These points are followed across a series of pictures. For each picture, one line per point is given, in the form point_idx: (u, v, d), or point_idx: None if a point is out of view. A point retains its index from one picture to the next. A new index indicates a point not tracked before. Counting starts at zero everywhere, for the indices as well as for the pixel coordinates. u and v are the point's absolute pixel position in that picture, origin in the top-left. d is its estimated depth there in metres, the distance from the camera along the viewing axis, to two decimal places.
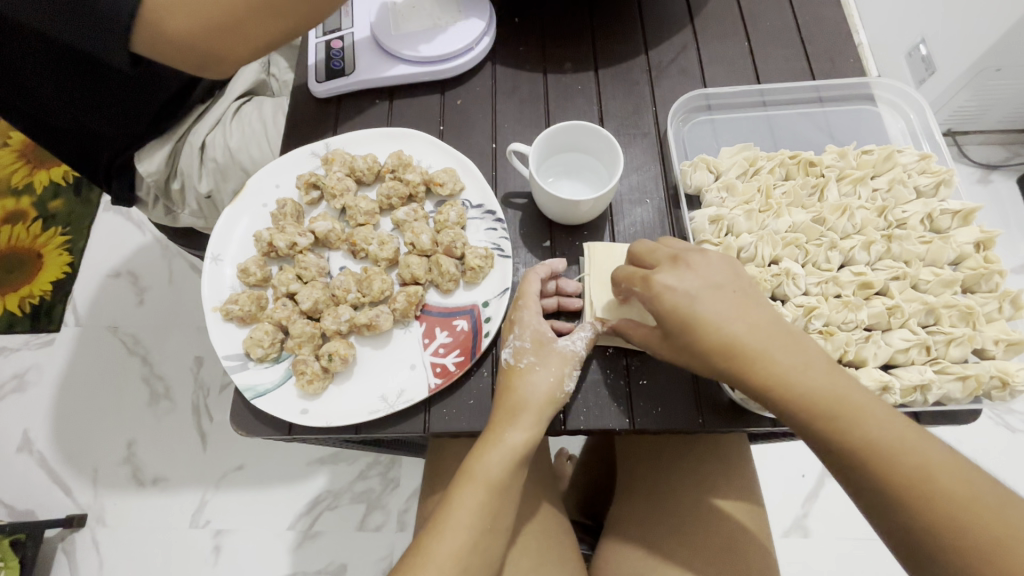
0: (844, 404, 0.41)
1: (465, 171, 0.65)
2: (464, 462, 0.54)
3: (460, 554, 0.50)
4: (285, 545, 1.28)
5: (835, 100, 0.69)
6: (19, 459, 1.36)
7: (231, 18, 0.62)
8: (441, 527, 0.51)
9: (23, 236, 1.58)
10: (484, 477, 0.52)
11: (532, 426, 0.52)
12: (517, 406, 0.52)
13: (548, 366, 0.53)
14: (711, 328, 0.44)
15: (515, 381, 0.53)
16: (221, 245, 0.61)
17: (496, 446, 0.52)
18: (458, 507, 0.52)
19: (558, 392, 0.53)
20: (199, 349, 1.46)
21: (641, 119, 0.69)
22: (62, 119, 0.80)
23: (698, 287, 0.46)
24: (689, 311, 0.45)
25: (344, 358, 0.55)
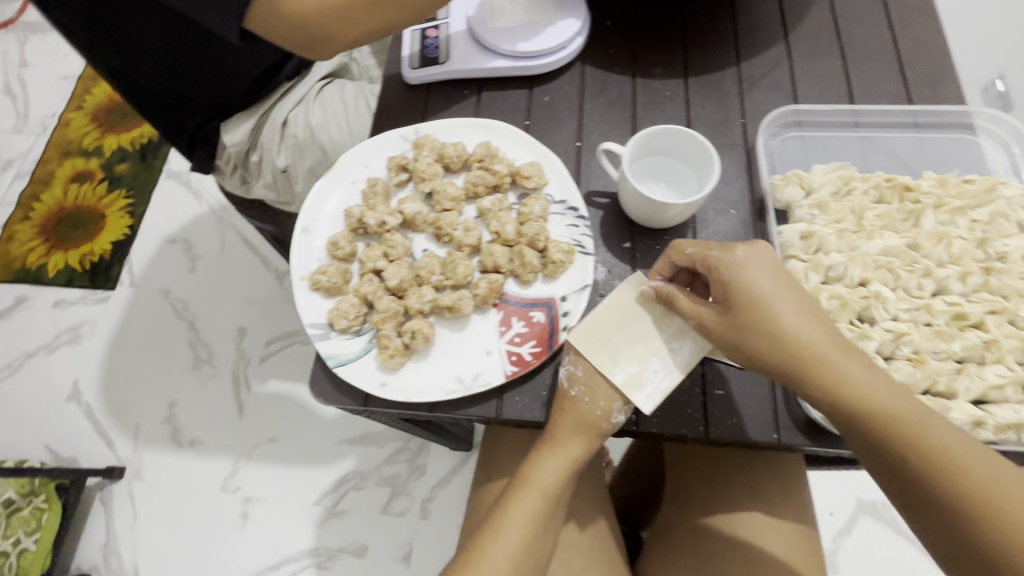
0: (902, 408, 0.44)
1: (550, 166, 0.65)
2: (520, 469, 0.56)
3: (520, 551, 0.51)
4: (310, 520, 1.31)
5: (933, 127, 0.67)
6: (67, 407, 1.42)
7: (343, 6, 0.65)
8: (499, 525, 0.52)
9: (89, 195, 1.65)
10: (540, 484, 0.54)
11: (581, 443, 0.54)
12: (564, 430, 0.53)
13: (596, 398, 0.52)
14: (777, 324, 0.47)
15: (565, 406, 0.53)
16: (311, 218, 0.63)
17: (552, 458, 0.54)
18: (521, 502, 0.53)
19: (605, 423, 0.53)
20: (245, 320, 1.51)
21: (729, 130, 0.69)
22: (152, 83, 0.81)
23: (767, 279, 0.48)
24: (761, 300, 0.47)
25: (426, 337, 0.56)
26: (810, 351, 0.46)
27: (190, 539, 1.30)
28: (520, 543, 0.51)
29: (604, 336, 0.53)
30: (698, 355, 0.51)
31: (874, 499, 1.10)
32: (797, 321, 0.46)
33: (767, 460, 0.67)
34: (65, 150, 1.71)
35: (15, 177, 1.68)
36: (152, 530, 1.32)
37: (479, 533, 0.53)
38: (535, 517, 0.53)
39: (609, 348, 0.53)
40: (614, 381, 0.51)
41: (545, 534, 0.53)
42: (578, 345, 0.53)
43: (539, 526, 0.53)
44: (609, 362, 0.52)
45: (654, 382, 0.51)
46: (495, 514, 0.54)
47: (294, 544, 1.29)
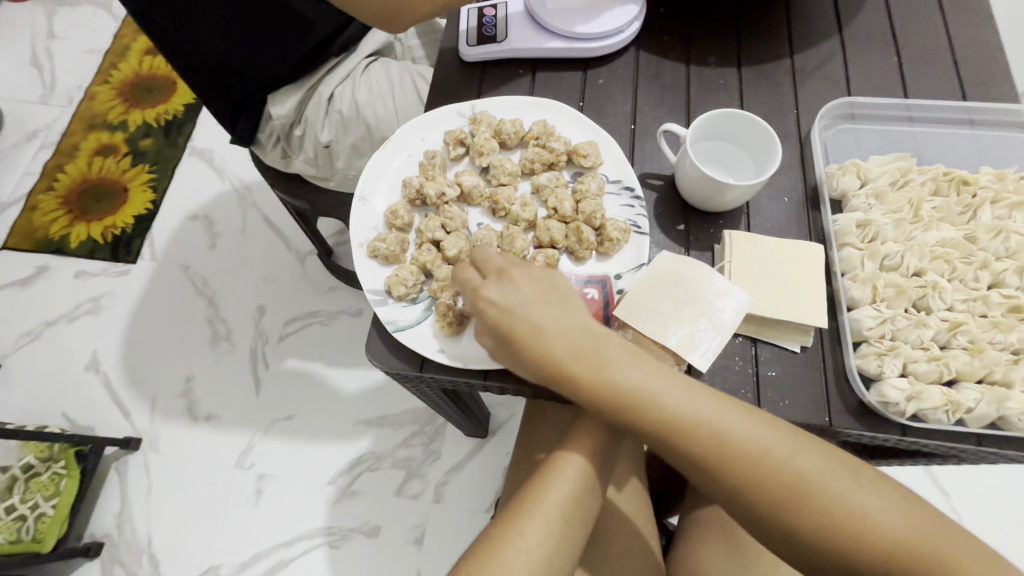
0: (713, 428, 0.45)
1: (606, 146, 0.66)
2: (569, 428, 0.57)
3: (571, 501, 0.52)
4: (323, 498, 1.32)
5: (987, 125, 0.68)
6: (85, 376, 1.43)
7: None
8: (550, 477, 0.53)
9: (113, 169, 1.66)
10: (587, 439, 0.55)
11: None
12: None
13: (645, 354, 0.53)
14: (578, 365, 0.48)
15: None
16: (369, 187, 0.64)
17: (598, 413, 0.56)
18: (570, 455, 0.54)
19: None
20: (264, 298, 1.51)
21: (783, 120, 0.69)
22: (203, 53, 0.79)
23: (553, 312, 0.50)
24: (554, 346, 0.49)
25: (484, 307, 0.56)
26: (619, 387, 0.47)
27: (203, 513, 1.31)
28: (571, 494, 0.52)
29: (646, 305, 0.54)
30: (743, 310, 0.52)
31: None
32: (593, 357, 0.48)
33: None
34: (90, 123, 1.72)
35: (40, 147, 1.69)
36: (166, 501, 1.32)
37: (528, 486, 0.54)
38: (583, 472, 0.54)
39: (657, 314, 0.53)
40: (670, 346, 0.52)
41: (594, 489, 0.54)
42: (624, 318, 0.53)
43: (589, 480, 0.54)
44: (658, 327, 0.53)
45: (707, 339, 0.52)
46: (546, 467, 0.55)
47: (307, 522, 1.30)
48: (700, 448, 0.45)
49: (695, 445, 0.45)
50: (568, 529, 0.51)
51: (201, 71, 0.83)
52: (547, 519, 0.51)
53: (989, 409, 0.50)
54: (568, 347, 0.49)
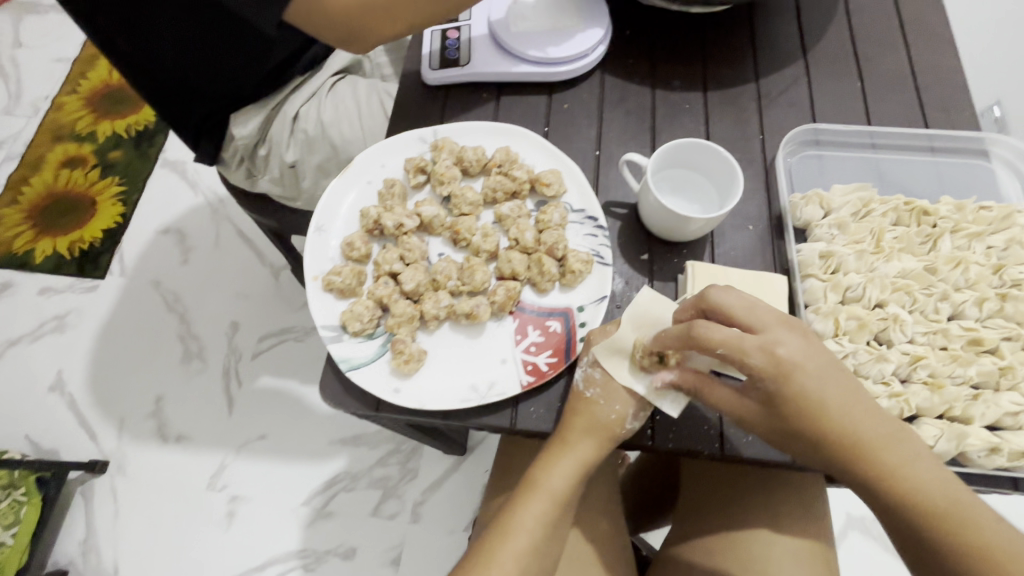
0: (952, 501, 0.44)
1: (570, 174, 0.65)
2: (529, 472, 0.56)
3: (530, 553, 0.52)
4: (296, 519, 1.28)
5: (948, 151, 0.68)
6: (49, 398, 1.38)
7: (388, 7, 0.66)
8: (509, 528, 0.53)
9: (81, 182, 1.61)
10: (549, 488, 0.54)
11: (595, 449, 0.53)
12: (580, 435, 0.53)
13: (611, 401, 0.53)
14: (824, 417, 0.46)
15: (579, 407, 0.53)
16: (326, 217, 0.62)
17: (562, 461, 0.54)
18: (529, 506, 0.54)
19: (618, 428, 0.53)
20: (237, 314, 1.47)
21: (749, 146, 0.68)
22: (161, 72, 0.76)
23: (820, 371, 0.47)
24: (811, 394, 0.46)
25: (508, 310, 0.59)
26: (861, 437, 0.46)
27: (172, 538, 1.27)
28: (530, 546, 0.52)
29: (618, 346, 0.54)
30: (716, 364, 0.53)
31: (862, 514, 1.08)
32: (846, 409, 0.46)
33: (785, 482, 0.66)
34: (56, 135, 1.67)
35: (4, 160, 1.64)
36: (133, 525, 1.28)
37: (489, 535, 0.53)
38: (545, 520, 0.53)
39: (627, 357, 0.54)
40: (638, 391, 0.53)
41: (554, 537, 0.54)
42: (599, 360, 0.54)
43: (549, 530, 0.54)
44: (627, 370, 0.54)
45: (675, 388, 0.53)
46: (506, 516, 0.54)
47: (278, 547, 1.26)
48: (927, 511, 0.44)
49: (923, 505, 0.44)
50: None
51: (159, 87, 0.79)
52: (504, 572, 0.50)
53: (949, 446, 0.50)
54: (824, 399, 0.46)
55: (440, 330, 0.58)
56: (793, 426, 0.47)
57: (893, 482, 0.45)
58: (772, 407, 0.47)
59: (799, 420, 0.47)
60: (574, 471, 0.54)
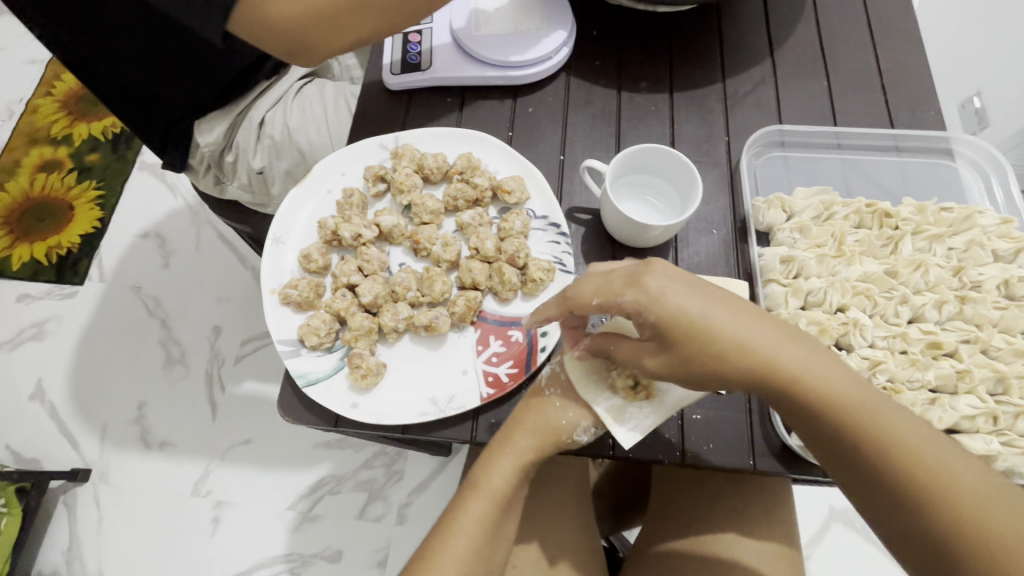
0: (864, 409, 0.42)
1: (533, 180, 0.64)
2: (472, 473, 0.53)
3: (468, 558, 0.49)
4: (283, 525, 1.14)
5: (912, 151, 0.68)
6: (30, 408, 1.24)
7: (335, 12, 0.63)
8: (448, 531, 0.49)
9: (57, 186, 1.45)
10: (489, 488, 0.51)
11: (537, 446, 0.51)
12: (523, 431, 0.51)
13: (567, 407, 0.51)
14: (717, 340, 0.43)
15: (533, 402, 0.52)
16: (283, 228, 0.61)
17: (502, 459, 0.51)
18: (469, 508, 0.50)
19: (566, 436, 0.51)
20: (221, 318, 1.32)
21: (714, 148, 0.68)
22: (122, 77, 0.72)
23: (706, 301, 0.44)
24: (700, 323, 0.43)
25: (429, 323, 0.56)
26: (764, 354, 0.43)
27: (158, 556, 1.13)
28: (469, 550, 0.49)
29: (594, 366, 0.52)
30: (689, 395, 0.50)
31: (845, 506, 1.07)
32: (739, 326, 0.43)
33: (756, 486, 0.66)
34: (30, 138, 1.50)
35: None
36: (117, 537, 1.14)
37: (428, 539, 0.50)
38: (484, 522, 0.50)
39: (599, 378, 0.51)
40: (599, 410, 0.50)
41: (496, 543, 0.51)
42: (570, 371, 0.52)
43: (489, 534, 0.50)
44: (593, 389, 0.51)
45: (637, 416, 0.50)
46: (446, 520, 0.51)
47: (266, 549, 1.12)
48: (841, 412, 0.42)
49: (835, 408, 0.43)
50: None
51: (125, 92, 0.76)
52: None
53: None
54: (715, 320, 0.44)
55: (400, 342, 0.58)
56: (694, 355, 0.44)
57: (804, 391, 0.43)
58: (662, 340, 0.44)
59: (694, 348, 0.43)
60: (514, 468, 0.51)
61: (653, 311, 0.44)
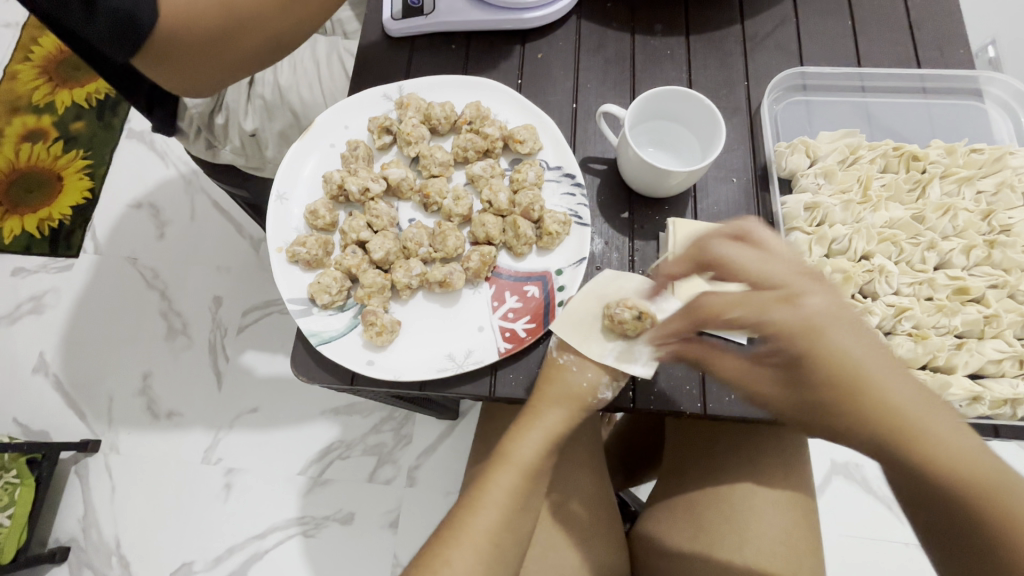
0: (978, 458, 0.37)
1: (545, 130, 0.61)
2: (498, 445, 0.52)
3: (499, 529, 0.47)
4: (294, 490, 1.15)
5: (940, 93, 0.65)
6: (34, 380, 1.23)
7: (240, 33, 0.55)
8: (477, 501, 0.48)
9: (44, 156, 1.39)
10: (518, 459, 0.50)
11: (563, 415, 0.51)
12: (547, 399, 0.51)
13: (585, 369, 0.51)
14: (851, 370, 0.38)
15: (551, 372, 0.51)
16: (287, 184, 0.59)
17: (529, 431, 0.51)
18: (499, 478, 0.49)
19: (589, 398, 0.51)
20: (221, 288, 1.30)
21: (733, 92, 0.65)
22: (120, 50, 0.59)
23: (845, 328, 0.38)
24: (832, 348, 0.38)
25: (444, 282, 0.54)
26: (916, 415, 0.37)
27: (173, 521, 1.14)
28: (500, 520, 0.47)
29: (585, 323, 0.52)
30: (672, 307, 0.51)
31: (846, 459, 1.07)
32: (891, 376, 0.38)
33: (771, 437, 0.66)
34: (11, 107, 1.43)
35: None
36: (130, 505, 1.16)
37: (456, 509, 0.49)
38: (515, 490, 0.48)
39: (597, 329, 0.52)
40: (608, 363, 0.50)
41: (526, 510, 0.49)
42: (562, 338, 0.52)
43: (520, 504, 0.49)
44: (596, 344, 0.51)
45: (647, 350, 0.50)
46: (473, 490, 0.49)
47: (279, 513, 1.14)
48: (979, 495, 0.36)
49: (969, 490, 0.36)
50: (497, 554, 0.46)
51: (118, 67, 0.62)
52: (476, 546, 0.45)
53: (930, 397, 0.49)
54: (864, 363, 0.38)
55: (413, 300, 0.56)
56: (821, 397, 0.39)
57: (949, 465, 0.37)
58: (793, 375, 0.39)
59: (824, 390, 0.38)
60: (543, 440, 0.50)
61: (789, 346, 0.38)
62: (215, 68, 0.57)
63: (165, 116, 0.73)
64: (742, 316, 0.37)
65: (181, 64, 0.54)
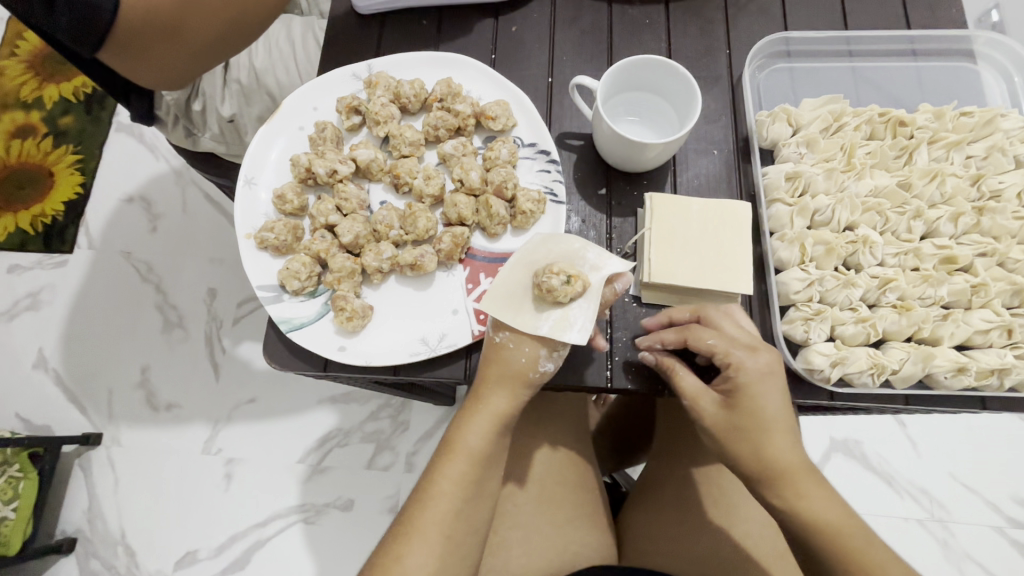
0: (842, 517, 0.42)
1: (519, 106, 0.59)
2: (447, 433, 0.50)
3: (448, 519, 0.46)
4: (293, 478, 1.16)
5: (930, 54, 0.62)
6: (35, 376, 1.23)
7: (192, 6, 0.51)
8: (427, 491, 0.47)
9: (33, 152, 1.36)
10: (466, 448, 0.48)
11: (507, 399, 0.49)
12: (490, 384, 0.49)
13: (521, 345, 0.48)
14: (761, 414, 0.43)
15: (491, 355, 0.49)
16: (255, 168, 0.57)
17: (475, 417, 0.48)
18: (447, 468, 0.48)
19: (532, 373, 0.48)
20: (214, 280, 1.29)
21: (714, 62, 0.62)
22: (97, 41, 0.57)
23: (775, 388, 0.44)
24: (756, 394, 0.43)
25: (414, 265, 0.53)
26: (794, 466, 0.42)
27: (176, 511, 1.15)
28: (450, 510, 0.46)
29: (515, 296, 0.49)
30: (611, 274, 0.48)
31: (845, 436, 1.01)
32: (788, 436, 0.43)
33: None
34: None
35: None
36: (134, 496, 1.17)
37: (410, 499, 0.48)
38: (463, 480, 0.47)
39: (527, 301, 0.48)
40: (544, 333, 0.47)
41: (481, 496, 0.49)
42: (494, 315, 0.48)
43: (470, 492, 0.48)
44: (529, 316, 0.48)
45: (582, 315, 0.47)
46: (424, 480, 0.48)
47: (280, 502, 1.14)
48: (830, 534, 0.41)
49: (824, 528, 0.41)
50: (450, 546, 0.46)
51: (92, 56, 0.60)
52: (435, 536, 0.46)
53: (914, 368, 0.48)
54: (772, 416, 0.43)
55: (386, 284, 0.55)
56: (744, 424, 0.43)
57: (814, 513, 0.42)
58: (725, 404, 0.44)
59: (754, 422, 0.43)
60: (490, 426, 0.48)
61: (746, 373, 0.44)
62: (181, 56, 0.55)
63: (141, 106, 0.71)
64: (717, 344, 0.46)
65: (146, 57, 0.53)
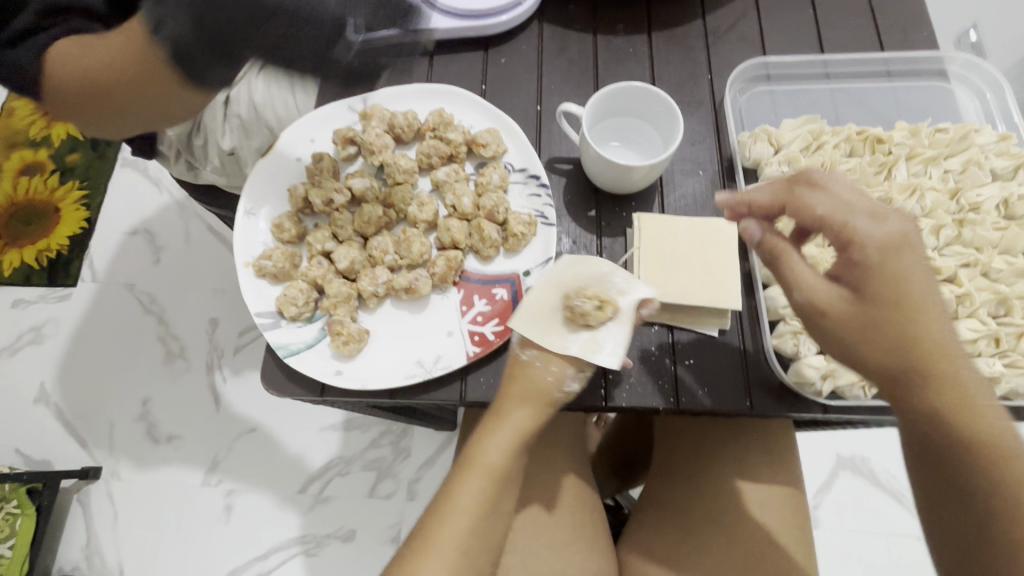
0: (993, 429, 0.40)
1: (509, 133, 0.61)
2: (466, 447, 0.50)
3: (465, 540, 0.46)
4: (295, 509, 1.14)
5: (904, 75, 0.65)
6: (36, 411, 1.23)
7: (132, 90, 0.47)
8: (442, 512, 0.46)
9: (40, 189, 1.38)
10: (486, 462, 0.48)
11: (531, 413, 0.49)
12: (514, 398, 0.49)
13: (547, 364, 0.49)
14: (906, 295, 0.40)
15: (516, 370, 0.50)
16: (254, 199, 0.59)
17: (498, 432, 0.48)
18: (468, 483, 0.47)
19: (557, 391, 0.49)
20: (217, 310, 1.30)
21: (696, 87, 0.65)
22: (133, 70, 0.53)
23: (914, 261, 0.40)
24: (896, 277, 0.40)
25: (410, 289, 0.54)
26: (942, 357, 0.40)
27: (176, 545, 1.14)
28: (467, 530, 0.46)
29: (547, 315, 0.50)
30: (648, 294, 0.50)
31: (852, 453, 1.01)
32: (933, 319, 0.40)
33: (757, 430, 0.65)
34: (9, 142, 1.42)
35: None
36: (133, 531, 1.15)
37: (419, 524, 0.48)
38: (483, 503, 0.47)
39: (559, 322, 0.50)
40: (573, 354, 0.48)
41: (490, 525, 0.49)
42: (522, 332, 0.50)
43: (485, 516, 0.47)
44: (557, 336, 0.49)
45: (611, 338, 0.49)
46: (441, 500, 0.47)
47: (281, 533, 1.13)
48: (986, 445, 0.40)
49: (980, 438, 0.40)
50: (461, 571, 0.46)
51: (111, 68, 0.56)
52: (443, 560, 0.45)
53: None
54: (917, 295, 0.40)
55: (382, 307, 0.56)
56: (884, 316, 0.40)
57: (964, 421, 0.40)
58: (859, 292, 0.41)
59: (894, 308, 0.40)
60: (511, 441, 0.48)
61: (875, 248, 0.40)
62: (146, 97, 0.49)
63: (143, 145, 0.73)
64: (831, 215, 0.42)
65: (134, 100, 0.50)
